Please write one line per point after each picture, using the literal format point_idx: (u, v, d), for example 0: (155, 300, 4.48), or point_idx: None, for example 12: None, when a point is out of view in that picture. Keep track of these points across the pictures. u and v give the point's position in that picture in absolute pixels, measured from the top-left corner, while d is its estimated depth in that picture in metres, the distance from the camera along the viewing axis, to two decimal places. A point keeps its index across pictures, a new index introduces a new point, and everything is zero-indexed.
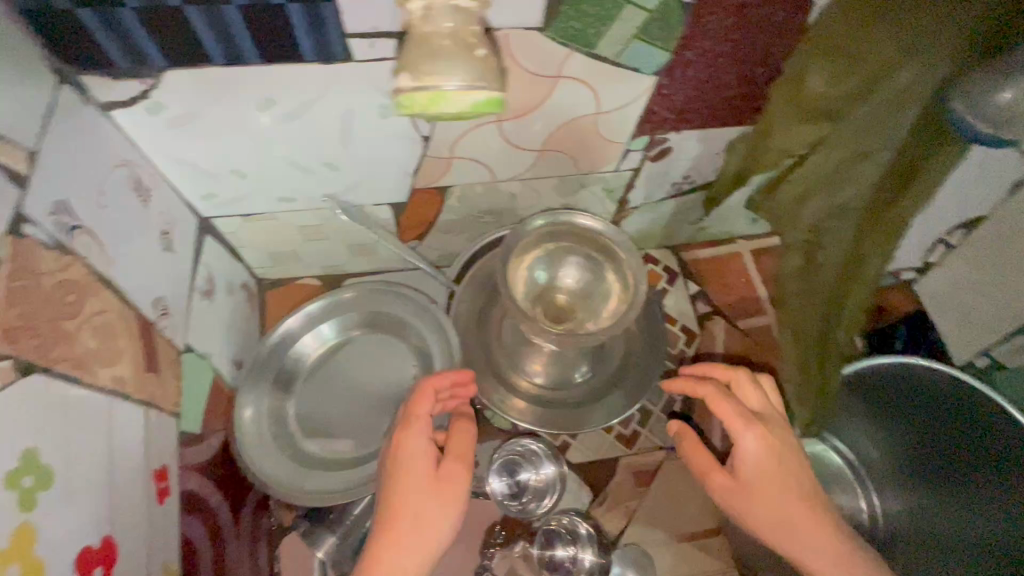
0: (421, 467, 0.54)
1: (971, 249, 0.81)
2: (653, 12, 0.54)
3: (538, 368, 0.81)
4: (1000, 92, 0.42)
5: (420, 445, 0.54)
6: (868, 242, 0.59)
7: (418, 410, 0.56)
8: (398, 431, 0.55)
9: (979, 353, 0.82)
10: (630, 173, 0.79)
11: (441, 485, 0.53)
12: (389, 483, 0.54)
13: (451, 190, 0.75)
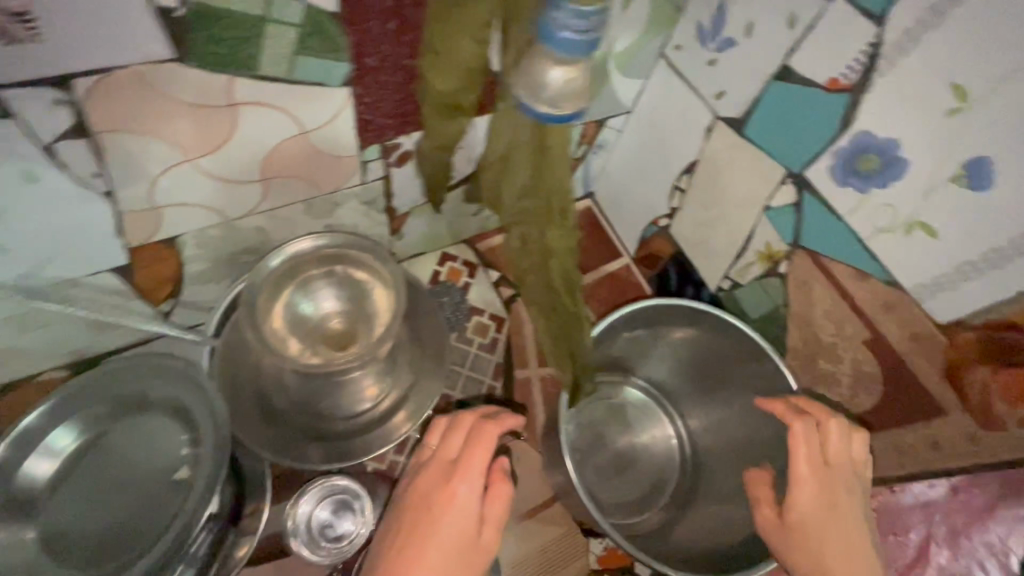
0: (469, 516, 0.63)
1: (697, 190, 0.88)
2: (302, 25, 0.51)
3: (349, 399, 0.74)
4: (549, 74, 0.45)
5: (464, 508, 0.63)
6: (549, 234, 0.62)
7: (474, 467, 0.64)
8: (456, 473, 0.64)
9: (723, 278, 0.89)
10: (380, 183, 0.78)
11: (468, 551, 0.62)
12: (422, 510, 0.63)
13: (181, 240, 0.69)
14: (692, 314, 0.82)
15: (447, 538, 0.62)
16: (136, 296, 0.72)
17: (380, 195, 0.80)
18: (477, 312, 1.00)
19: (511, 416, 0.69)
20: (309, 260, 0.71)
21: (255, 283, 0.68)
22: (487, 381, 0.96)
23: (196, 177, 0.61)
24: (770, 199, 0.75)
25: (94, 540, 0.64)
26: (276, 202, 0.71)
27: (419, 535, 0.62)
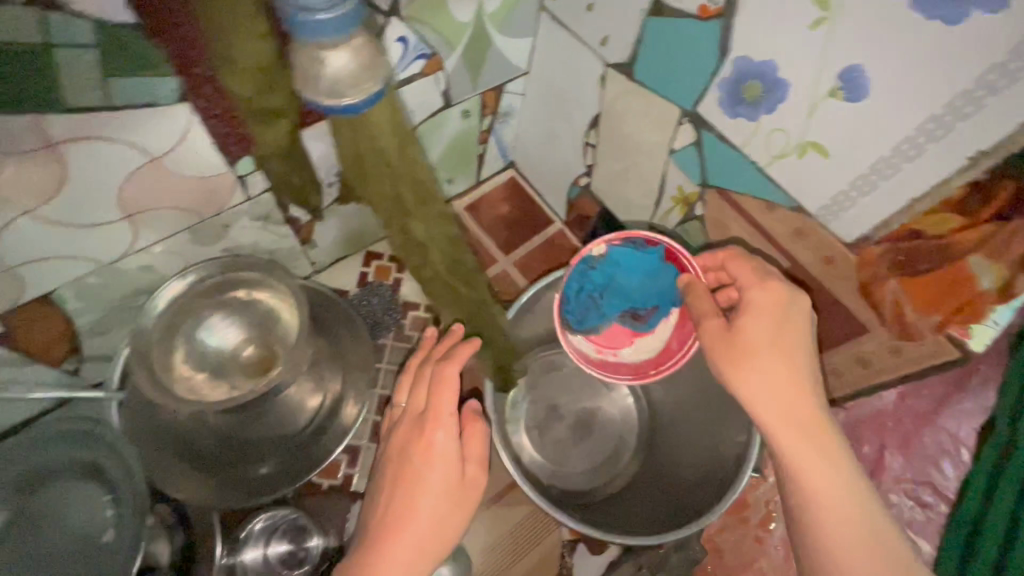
0: (449, 472, 0.59)
1: (605, 144, 0.84)
2: (104, 44, 0.47)
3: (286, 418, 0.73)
4: (330, 59, 0.42)
5: (442, 456, 0.59)
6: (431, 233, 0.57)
7: (443, 407, 0.60)
8: (427, 420, 0.61)
9: (648, 228, 0.87)
10: (268, 195, 0.73)
11: (459, 492, 0.60)
12: (398, 474, 0.60)
13: (56, 294, 0.64)
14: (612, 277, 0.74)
15: (436, 482, 0.59)
16: (28, 360, 0.69)
17: (273, 208, 0.76)
18: (412, 306, 0.97)
19: (466, 345, 0.62)
20: (200, 295, 0.68)
21: (141, 333, 0.65)
22: (433, 374, 0.92)
23: (47, 230, 0.57)
24: (672, 142, 0.72)
25: None
26: (150, 237, 0.66)
27: (402, 497, 0.59)
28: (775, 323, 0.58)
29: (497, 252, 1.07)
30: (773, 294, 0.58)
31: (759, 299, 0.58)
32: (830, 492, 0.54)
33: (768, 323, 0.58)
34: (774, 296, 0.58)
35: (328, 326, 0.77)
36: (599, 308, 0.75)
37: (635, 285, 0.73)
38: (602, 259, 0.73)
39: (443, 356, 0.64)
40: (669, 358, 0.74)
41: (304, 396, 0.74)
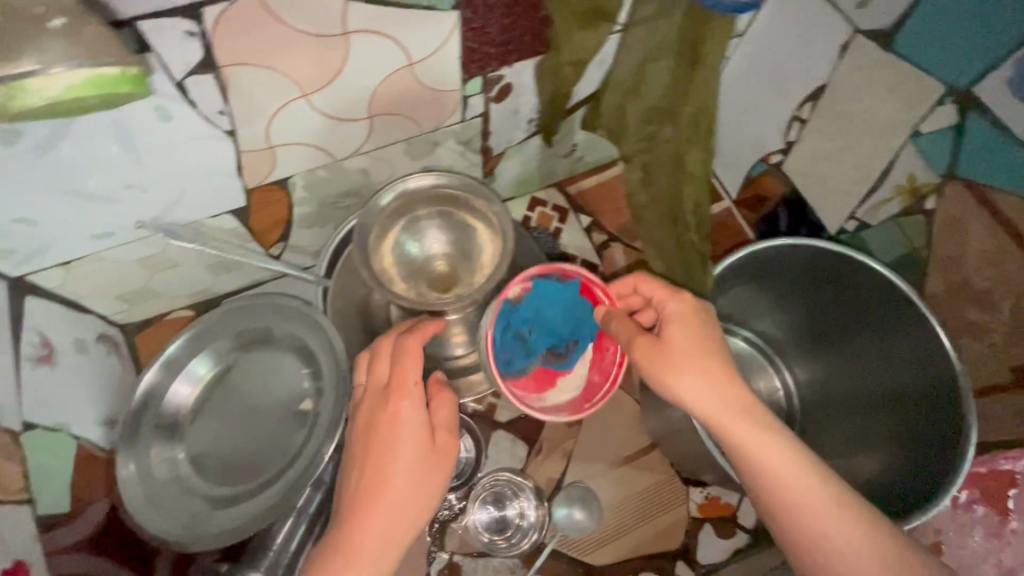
0: (420, 437, 0.51)
1: (823, 119, 0.78)
2: None
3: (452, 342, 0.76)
4: None
5: (411, 425, 0.51)
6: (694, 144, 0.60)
7: (409, 373, 0.52)
8: (387, 405, 0.52)
9: (848, 219, 0.82)
10: (479, 120, 0.75)
11: (429, 459, 0.51)
12: (371, 449, 0.51)
13: (291, 182, 0.70)
14: (841, 270, 0.72)
15: (407, 447, 0.51)
16: (252, 239, 0.76)
17: (478, 135, 0.78)
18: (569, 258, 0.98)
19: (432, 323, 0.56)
20: (419, 204, 0.70)
21: (367, 220, 0.68)
22: None
23: (311, 117, 0.61)
24: (921, 123, 0.68)
25: (231, 461, 0.68)
26: (377, 141, 0.70)
27: (370, 470, 0.50)
28: (702, 359, 0.53)
29: None
30: (691, 329, 0.54)
31: (679, 335, 0.53)
32: (830, 502, 0.50)
33: (692, 345, 0.53)
34: (692, 323, 0.54)
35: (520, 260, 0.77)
36: (523, 337, 0.61)
37: (562, 315, 0.60)
38: (529, 293, 0.59)
39: (408, 329, 0.56)
40: (605, 390, 0.60)
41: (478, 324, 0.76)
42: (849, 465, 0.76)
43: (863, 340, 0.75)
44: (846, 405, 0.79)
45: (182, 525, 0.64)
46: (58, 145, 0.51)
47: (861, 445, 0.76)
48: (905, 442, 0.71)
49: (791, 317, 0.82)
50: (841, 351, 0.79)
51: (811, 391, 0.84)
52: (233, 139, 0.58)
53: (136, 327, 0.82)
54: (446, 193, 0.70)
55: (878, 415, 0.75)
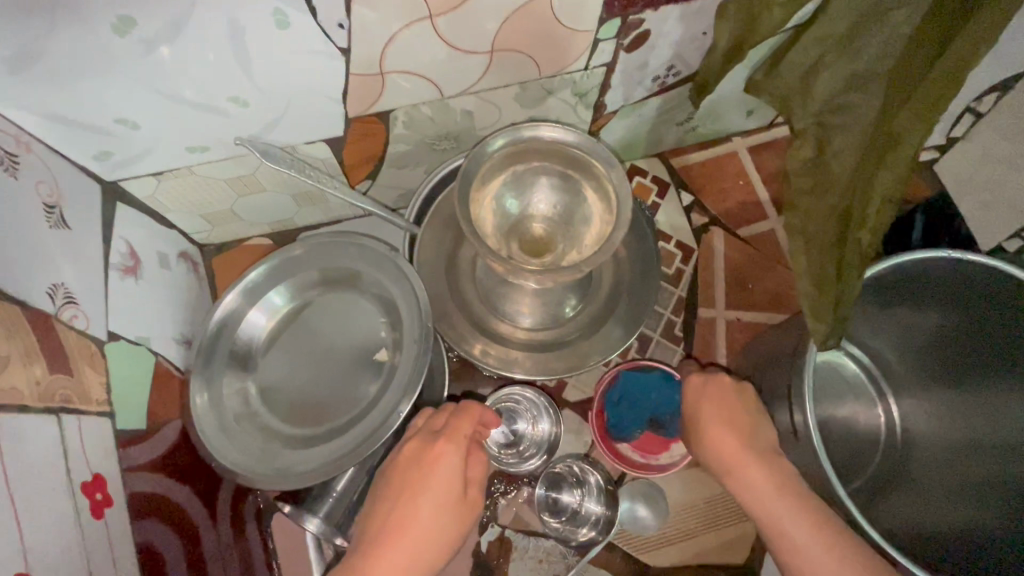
0: (449, 489, 0.55)
1: (1008, 115, 0.66)
2: None
3: (527, 311, 0.70)
4: None
5: (448, 473, 0.55)
6: (898, 125, 0.38)
7: (461, 428, 0.56)
8: (426, 453, 0.56)
9: (1012, 236, 0.70)
10: (603, 71, 0.67)
11: (459, 507, 0.55)
12: (407, 481, 0.55)
13: (392, 115, 0.64)
14: (1004, 297, 0.62)
15: (432, 495, 0.54)
16: (342, 173, 0.72)
17: (596, 88, 0.70)
18: (664, 237, 0.89)
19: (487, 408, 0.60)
20: (529, 158, 0.64)
21: (472, 164, 0.61)
22: (667, 315, 0.86)
23: (431, 45, 0.54)
24: None
25: (300, 400, 0.66)
26: (491, 81, 0.63)
27: (403, 501, 0.54)
28: (719, 413, 0.64)
29: (772, 210, 0.91)
30: (723, 404, 0.64)
31: (715, 411, 0.63)
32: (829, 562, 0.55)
33: (723, 421, 0.63)
34: (724, 400, 0.64)
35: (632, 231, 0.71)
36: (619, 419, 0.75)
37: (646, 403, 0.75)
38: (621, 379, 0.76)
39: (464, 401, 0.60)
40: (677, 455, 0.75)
41: (565, 297, 0.71)
42: (947, 511, 0.68)
43: (1002, 380, 0.65)
44: (959, 449, 0.70)
45: (249, 460, 0.60)
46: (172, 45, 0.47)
47: (960, 492, 0.68)
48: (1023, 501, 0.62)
49: (915, 342, 0.72)
50: (968, 390, 0.69)
51: (919, 428, 0.74)
52: (347, 59, 0.53)
53: (214, 248, 0.80)
54: (562, 150, 0.63)
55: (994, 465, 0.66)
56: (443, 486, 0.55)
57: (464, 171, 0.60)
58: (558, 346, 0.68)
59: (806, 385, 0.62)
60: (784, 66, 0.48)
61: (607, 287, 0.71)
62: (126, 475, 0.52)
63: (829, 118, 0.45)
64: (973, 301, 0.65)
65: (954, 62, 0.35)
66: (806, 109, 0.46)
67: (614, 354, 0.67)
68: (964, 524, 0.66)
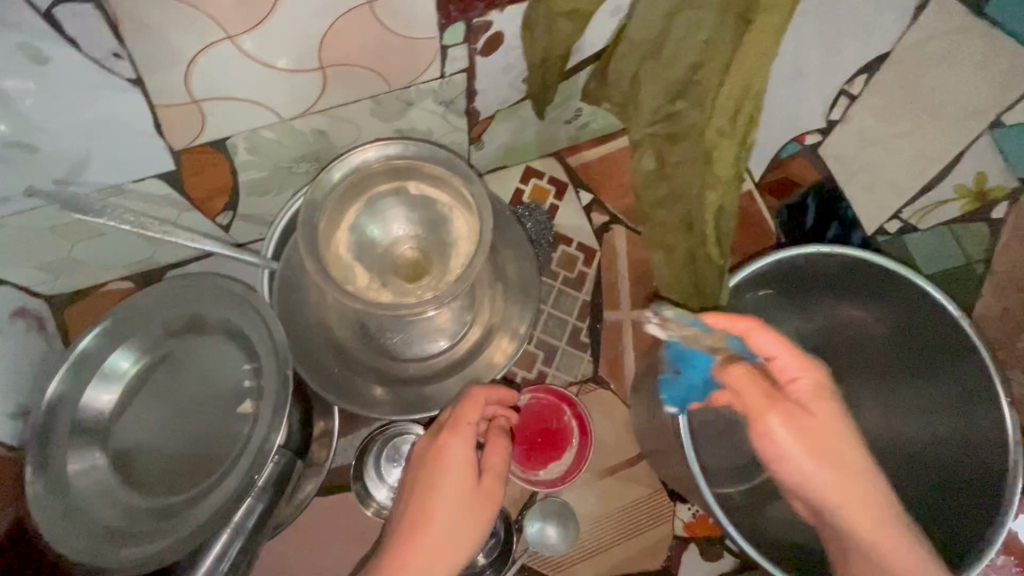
0: (462, 476, 0.56)
1: (878, 95, 0.65)
2: None
3: (412, 341, 0.67)
4: None
5: (457, 460, 0.56)
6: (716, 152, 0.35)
7: (464, 416, 0.57)
8: (437, 441, 0.57)
9: (890, 218, 0.69)
10: (462, 77, 0.62)
11: (474, 497, 0.56)
12: (420, 476, 0.57)
13: (229, 143, 0.58)
14: (882, 285, 0.64)
15: (449, 484, 0.55)
16: (192, 208, 0.65)
17: (461, 95, 0.65)
18: (564, 241, 0.86)
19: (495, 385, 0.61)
20: (379, 177, 0.59)
21: (316, 197, 0.57)
22: (571, 322, 0.83)
23: (242, 66, 0.48)
24: (1007, 112, 0.55)
25: (162, 468, 0.60)
26: (335, 98, 0.57)
27: (423, 493, 0.56)
28: (823, 419, 0.52)
29: None
30: (795, 426, 0.52)
31: (785, 434, 0.51)
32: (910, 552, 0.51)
33: (800, 436, 0.52)
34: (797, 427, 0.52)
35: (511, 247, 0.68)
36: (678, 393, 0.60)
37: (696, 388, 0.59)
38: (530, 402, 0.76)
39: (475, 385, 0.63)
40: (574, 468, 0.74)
41: (446, 322, 0.67)
42: None
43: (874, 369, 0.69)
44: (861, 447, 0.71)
45: (98, 545, 0.55)
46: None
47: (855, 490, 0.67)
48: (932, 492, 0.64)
49: (816, 334, 0.73)
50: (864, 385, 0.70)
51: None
52: (143, 92, 0.47)
53: (65, 298, 0.72)
54: (411, 166, 0.59)
55: (903, 466, 0.67)
56: (462, 471, 0.56)
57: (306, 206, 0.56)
58: (440, 373, 0.66)
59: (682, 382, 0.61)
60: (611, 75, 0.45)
61: (490, 306, 0.68)
62: None
63: (660, 129, 0.41)
64: (850, 293, 0.67)
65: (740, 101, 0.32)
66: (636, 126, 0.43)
67: (501, 371, 0.66)
68: None
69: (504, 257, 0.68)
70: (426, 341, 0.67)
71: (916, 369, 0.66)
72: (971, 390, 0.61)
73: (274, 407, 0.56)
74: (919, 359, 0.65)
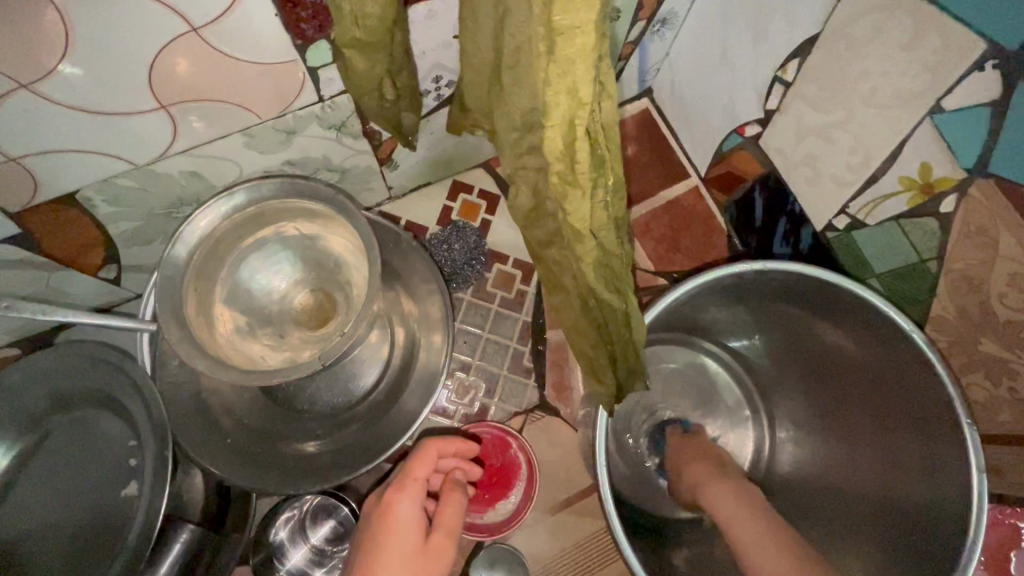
0: (410, 537, 0.52)
1: (813, 81, 0.59)
2: None
3: (329, 388, 0.62)
4: None
5: (405, 518, 0.52)
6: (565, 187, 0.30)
7: (412, 470, 0.54)
8: (385, 499, 0.53)
9: (838, 213, 0.63)
10: (346, 98, 0.55)
11: (422, 557, 0.52)
12: (367, 538, 0.52)
13: (82, 196, 0.51)
14: (828, 292, 0.58)
15: (396, 546, 0.51)
16: (63, 266, 0.58)
17: (352, 117, 0.59)
18: (500, 258, 0.80)
19: (453, 439, 0.61)
20: (251, 222, 0.52)
21: (174, 266, 0.49)
22: (512, 345, 0.77)
23: (58, 116, 0.42)
24: (945, 95, 0.48)
25: (48, 563, 0.54)
26: (195, 137, 0.51)
27: (368, 559, 0.51)
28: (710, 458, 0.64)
29: None
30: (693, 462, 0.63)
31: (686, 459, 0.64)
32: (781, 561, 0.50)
33: (692, 462, 0.63)
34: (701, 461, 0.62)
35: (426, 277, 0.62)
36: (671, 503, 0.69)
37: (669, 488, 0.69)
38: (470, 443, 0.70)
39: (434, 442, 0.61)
40: (520, 513, 0.68)
41: (364, 366, 0.63)
42: None
43: (836, 385, 0.64)
44: (822, 474, 0.65)
45: None
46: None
47: None
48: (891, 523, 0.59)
49: (773, 341, 0.68)
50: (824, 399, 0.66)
51: (786, 446, 0.70)
52: None
53: None
54: (284, 208, 0.52)
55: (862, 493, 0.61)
56: (411, 532, 0.52)
57: (162, 273, 0.49)
58: (357, 424, 0.61)
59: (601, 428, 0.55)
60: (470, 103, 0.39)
61: (403, 340, 0.63)
62: None
63: (526, 162, 0.35)
64: (800, 303, 0.62)
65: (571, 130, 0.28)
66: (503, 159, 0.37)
67: (420, 419, 0.59)
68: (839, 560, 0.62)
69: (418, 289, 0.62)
70: (341, 390, 0.62)
71: (879, 390, 0.60)
72: (931, 420, 0.55)
73: (150, 491, 0.50)
74: (883, 376, 0.59)
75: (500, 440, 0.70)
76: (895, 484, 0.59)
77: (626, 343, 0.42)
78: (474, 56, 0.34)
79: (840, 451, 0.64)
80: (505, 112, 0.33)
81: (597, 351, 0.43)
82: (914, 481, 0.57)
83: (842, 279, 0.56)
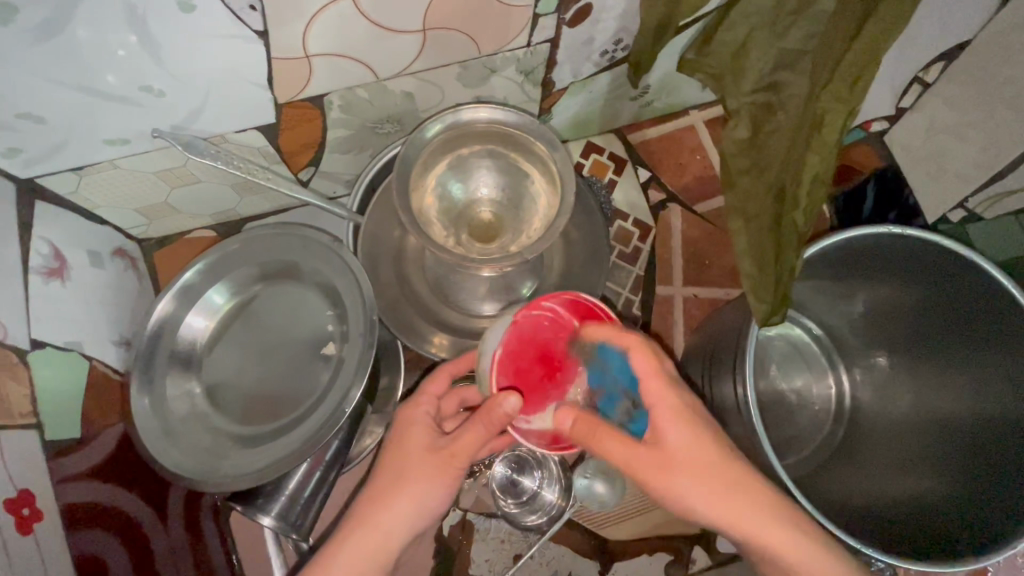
0: (421, 443, 0.55)
1: (952, 84, 0.66)
2: None
3: (484, 298, 0.71)
4: None
5: (421, 428, 0.56)
6: (824, 103, 0.42)
7: (427, 388, 0.59)
8: (400, 412, 0.59)
9: (954, 207, 0.72)
10: (547, 46, 0.65)
11: (435, 461, 0.54)
12: (389, 448, 0.57)
13: (327, 99, 0.61)
14: (948, 266, 0.63)
15: (411, 452, 0.55)
16: (282, 160, 0.68)
17: (541, 65, 0.68)
18: (621, 216, 0.89)
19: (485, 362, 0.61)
20: (471, 137, 0.63)
21: (410, 152, 0.60)
22: (625, 294, 0.86)
23: (357, 24, 0.52)
24: None
25: (250, 403, 0.64)
26: (429, 61, 0.60)
27: (389, 465, 0.56)
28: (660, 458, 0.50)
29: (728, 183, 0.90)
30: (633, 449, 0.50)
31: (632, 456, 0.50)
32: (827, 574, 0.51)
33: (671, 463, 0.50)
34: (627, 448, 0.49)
35: (580, 213, 0.72)
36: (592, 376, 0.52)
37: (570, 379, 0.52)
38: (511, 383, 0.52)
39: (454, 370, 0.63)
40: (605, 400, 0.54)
41: (517, 282, 0.71)
42: (881, 493, 0.70)
43: (931, 356, 0.70)
44: (906, 428, 0.72)
45: (193, 463, 0.59)
46: (44, 57, 0.45)
47: (915, 467, 0.69)
48: (960, 473, 0.66)
49: (869, 312, 0.74)
50: (920, 365, 0.71)
51: (867, 407, 0.77)
52: (266, 43, 0.50)
53: (155, 243, 0.77)
54: (499, 134, 0.63)
55: (943, 447, 0.68)
56: (427, 441, 0.56)
57: (403, 158, 0.59)
58: None
59: (748, 361, 0.61)
60: (715, 46, 0.51)
61: (558, 270, 0.71)
62: (59, 487, 0.56)
63: (759, 98, 0.49)
64: (912, 272, 0.66)
65: (851, 62, 0.40)
66: (739, 91, 0.50)
67: None
68: (912, 497, 0.68)
69: (572, 222, 0.71)
70: (493, 302, 0.71)
71: (972, 356, 0.66)
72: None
73: (361, 347, 0.60)
74: (982, 345, 0.65)
75: (490, 401, 0.50)
76: (969, 440, 0.66)
77: (789, 267, 0.50)
78: (746, 15, 0.47)
79: (925, 416, 0.70)
80: (768, 56, 0.47)
81: (761, 269, 0.52)
82: (993, 433, 0.64)
83: (967, 252, 0.61)
